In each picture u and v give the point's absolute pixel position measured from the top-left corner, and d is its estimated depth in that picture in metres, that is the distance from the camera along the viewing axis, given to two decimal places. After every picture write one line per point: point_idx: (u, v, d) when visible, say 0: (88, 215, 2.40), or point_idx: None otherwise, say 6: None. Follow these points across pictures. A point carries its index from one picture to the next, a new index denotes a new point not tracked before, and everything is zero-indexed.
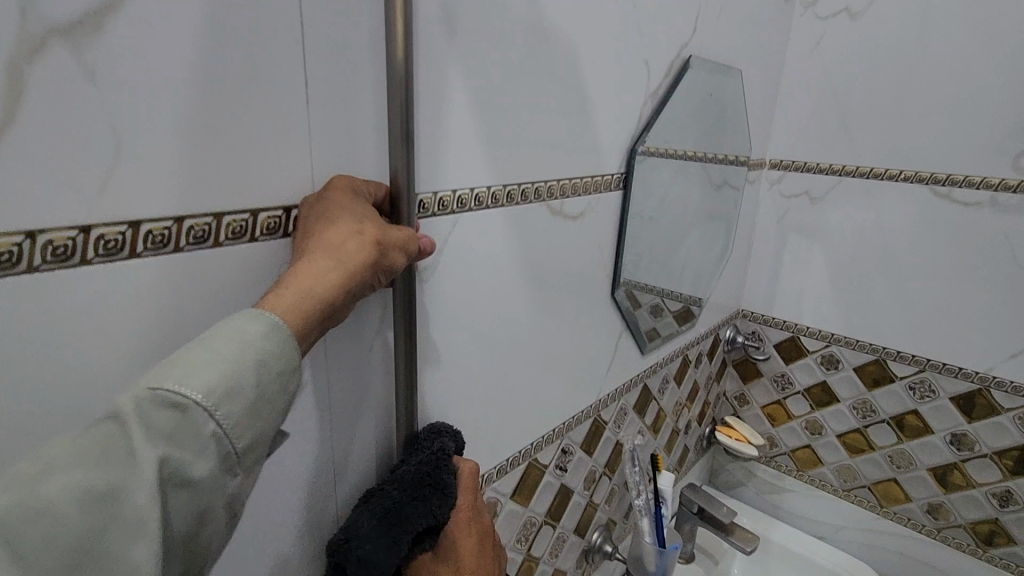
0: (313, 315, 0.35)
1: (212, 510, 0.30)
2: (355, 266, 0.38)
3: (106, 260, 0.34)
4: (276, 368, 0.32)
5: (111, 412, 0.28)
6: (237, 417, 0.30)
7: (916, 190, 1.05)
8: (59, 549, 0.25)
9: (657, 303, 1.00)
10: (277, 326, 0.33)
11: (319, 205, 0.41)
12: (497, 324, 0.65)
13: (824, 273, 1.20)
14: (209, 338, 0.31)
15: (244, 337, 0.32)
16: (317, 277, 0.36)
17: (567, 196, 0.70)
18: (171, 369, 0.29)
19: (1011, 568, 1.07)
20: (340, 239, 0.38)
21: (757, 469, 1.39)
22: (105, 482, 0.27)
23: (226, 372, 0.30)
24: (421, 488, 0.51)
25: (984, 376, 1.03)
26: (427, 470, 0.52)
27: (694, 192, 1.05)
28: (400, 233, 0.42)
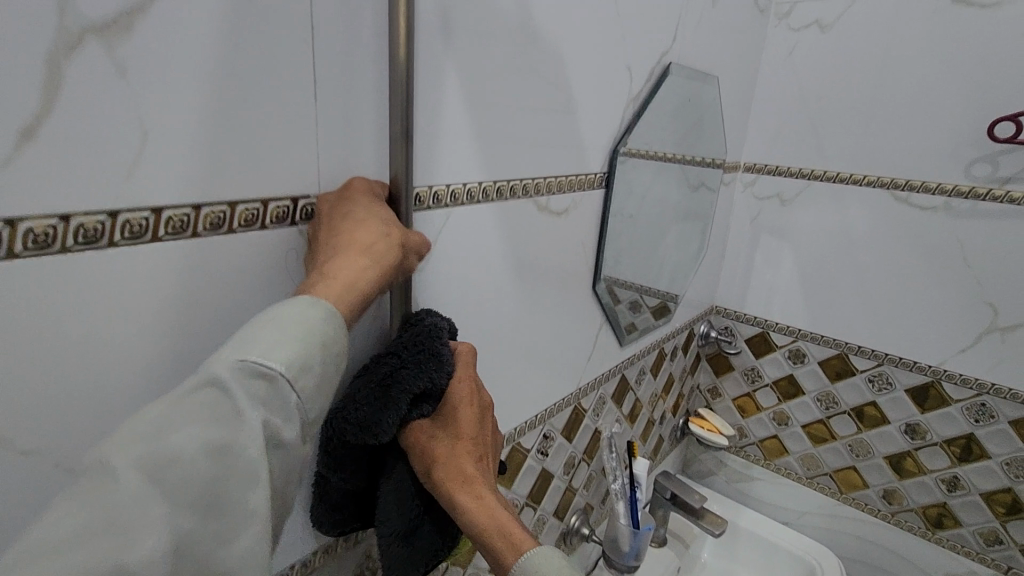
0: (355, 306, 0.41)
1: (293, 469, 0.37)
2: (385, 264, 0.44)
3: (131, 243, 0.36)
4: (331, 350, 0.39)
5: (211, 380, 0.33)
6: (309, 391, 0.37)
7: (878, 194, 1.12)
8: (194, 490, 0.31)
9: (635, 297, 1.05)
10: (333, 313, 0.39)
11: (344, 204, 0.45)
12: (485, 312, 0.68)
13: (793, 271, 1.26)
14: (273, 318, 0.37)
15: (307, 319, 0.38)
16: (356, 275, 0.42)
17: (552, 193, 0.73)
18: (252, 347, 0.35)
19: (957, 548, 1.15)
20: (372, 239, 0.44)
21: (727, 459, 1.45)
22: (221, 435, 0.32)
23: (299, 349, 0.36)
24: (416, 354, 0.50)
25: (936, 369, 1.10)
26: (422, 340, 0.51)
27: (672, 192, 1.10)
28: (415, 236, 0.48)
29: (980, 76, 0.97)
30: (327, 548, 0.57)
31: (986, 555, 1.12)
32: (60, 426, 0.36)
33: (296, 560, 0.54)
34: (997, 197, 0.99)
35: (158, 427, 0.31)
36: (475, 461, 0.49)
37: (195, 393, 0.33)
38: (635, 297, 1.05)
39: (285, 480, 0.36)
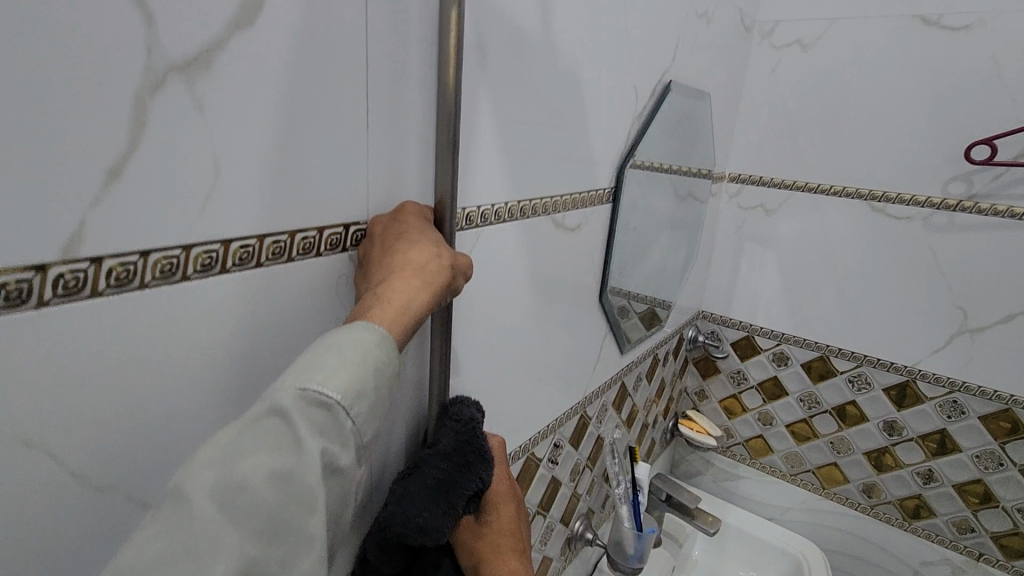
0: (410, 329, 0.40)
1: (350, 496, 0.34)
2: (438, 285, 0.43)
3: (201, 276, 0.36)
4: (387, 371, 0.37)
5: (271, 407, 0.32)
6: (365, 414, 0.34)
7: (857, 205, 1.18)
8: (256, 518, 0.30)
9: (624, 304, 1.06)
10: (387, 337, 0.37)
11: (396, 226, 0.46)
12: (507, 327, 0.70)
13: (776, 277, 1.32)
14: (329, 344, 0.35)
15: (365, 343, 0.36)
16: (410, 295, 0.40)
17: (567, 210, 0.75)
18: (311, 373, 0.33)
19: (932, 537, 1.22)
20: (422, 260, 0.43)
21: (714, 459, 1.50)
22: (282, 462, 0.31)
23: (356, 374, 0.34)
24: (464, 455, 0.51)
25: (912, 369, 1.17)
26: (467, 437, 0.52)
27: (664, 202, 1.13)
28: (463, 258, 0.48)
29: (950, 95, 1.04)
30: None
31: (959, 543, 1.19)
32: (126, 458, 0.36)
33: None
34: (966, 208, 1.06)
35: (226, 454, 0.31)
36: (519, 560, 0.54)
37: (256, 421, 0.32)
38: (627, 303, 1.07)
39: (342, 505, 0.34)
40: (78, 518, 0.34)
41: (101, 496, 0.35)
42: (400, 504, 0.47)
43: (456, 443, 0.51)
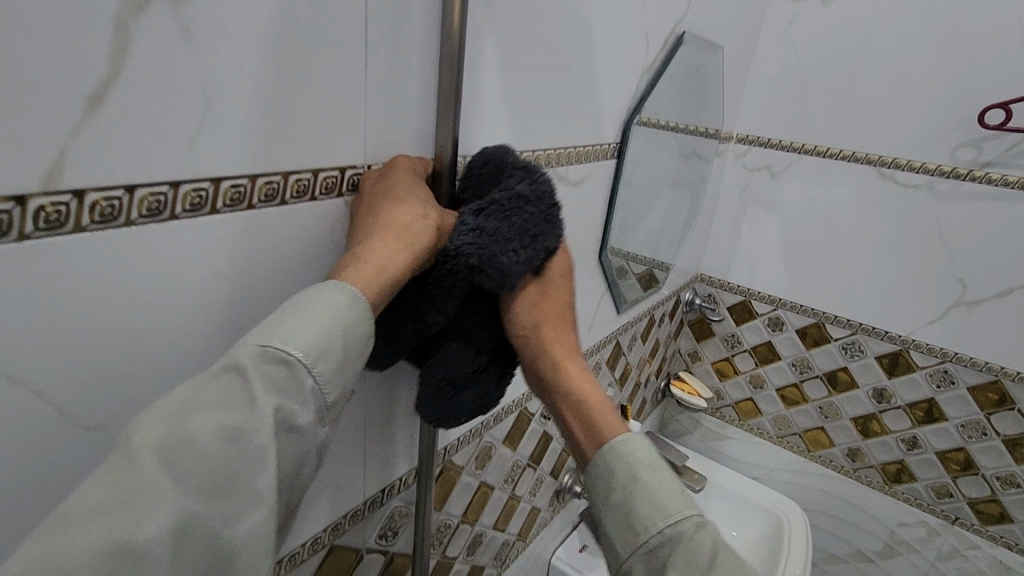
0: (385, 290, 0.40)
1: (309, 454, 0.35)
2: (419, 246, 0.43)
3: (191, 215, 0.35)
4: (357, 334, 0.37)
5: (229, 365, 0.32)
6: (327, 375, 0.35)
7: (865, 171, 1.16)
8: (203, 475, 0.29)
9: (623, 265, 1.05)
10: (357, 297, 0.37)
11: (384, 180, 0.44)
12: None
13: (777, 241, 1.30)
14: (302, 305, 0.35)
15: (334, 305, 0.36)
16: (389, 255, 0.40)
17: (570, 163, 0.73)
18: (275, 331, 0.33)
19: (911, 500, 1.25)
20: (408, 221, 0.42)
21: (703, 419, 1.52)
22: (235, 419, 0.31)
23: (322, 336, 0.34)
24: (547, 208, 0.48)
25: (905, 338, 1.18)
26: (544, 190, 0.48)
27: (668, 161, 1.11)
28: (450, 219, 0.47)
29: (972, 59, 1.01)
30: (353, 513, 0.58)
31: (936, 507, 1.22)
32: (113, 397, 0.36)
33: (327, 524, 0.55)
34: (976, 177, 1.04)
35: (180, 410, 0.30)
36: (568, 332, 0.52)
37: (213, 380, 0.31)
38: (625, 263, 1.05)
39: (300, 463, 0.34)
40: (62, 454, 0.34)
41: (86, 437, 0.35)
42: (484, 236, 0.45)
43: (534, 190, 0.47)
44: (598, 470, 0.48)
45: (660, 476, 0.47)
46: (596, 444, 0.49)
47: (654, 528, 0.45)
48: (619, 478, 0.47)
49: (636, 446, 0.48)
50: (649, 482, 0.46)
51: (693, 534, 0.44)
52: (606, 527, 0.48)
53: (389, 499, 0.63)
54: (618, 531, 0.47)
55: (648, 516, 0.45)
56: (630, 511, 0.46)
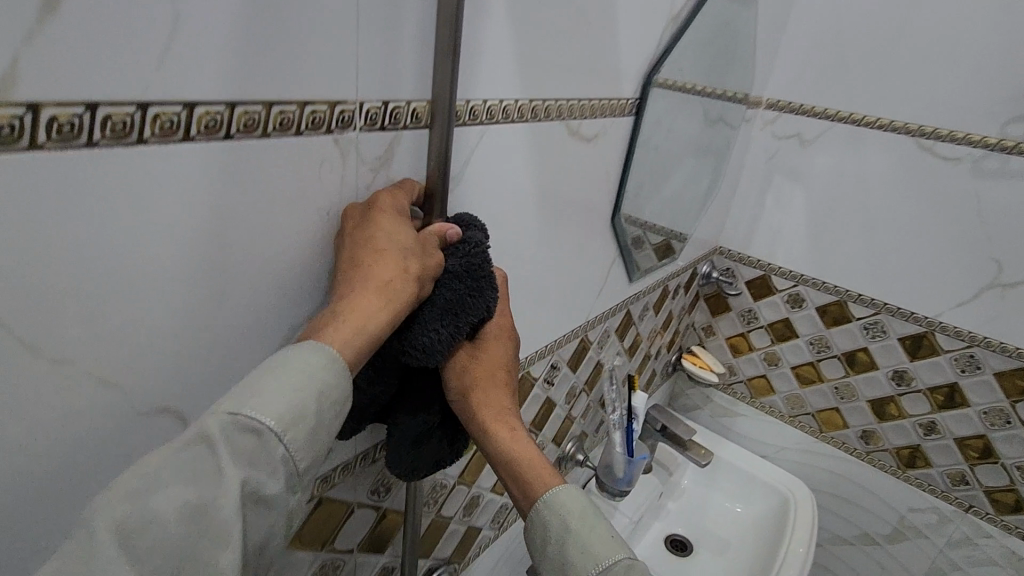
0: (366, 350, 0.40)
1: (280, 525, 0.35)
2: (402, 300, 0.42)
3: (161, 141, 0.33)
4: (334, 395, 0.37)
5: (200, 435, 0.33)
6: (300, 443, 0.35)
7: (903, 142, 1.09)
8: (162, 553, 0.30)
9: (640, 234, 1.01)
10: (334, 359, 0.37)
11: (367, 223, 0.44)
12: (510, 239, 0.66)
13: (803, 215, 1.25)
14: (277, 368, 0.36)
15: (309, 370, 0.36)
16: (369, 314, 0.40)
17: (584, 117, 0.69)
18: (247, 399, 0.34)
19: (924, 486, 1.22)
20: (388, 278, 0.42)
21: (714, 395, 1.49)
22: (198, 495, 0.32)
23: (294, 404, 0.35)
24: (474, 280, 0.49)
25: (932, 320, 1.13)
26: (476, 260, 0.49)
27: (692, 126, 1.06)
28: (434, 259, 0.46)
29: None
30: (344, 467, 0.57)
31: (951, 494, 1.19)
32: (84, 332, 0.34)
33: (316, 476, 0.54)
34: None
35: (148, 483, 0.31)
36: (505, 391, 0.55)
37: (183, 450, 0.32)
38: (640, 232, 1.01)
39: (271, 534, 0.35)
40: (32, 388, 0.33)
41: (60, 373, 0.34)
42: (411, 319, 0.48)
43: (463, 265, 0.49)
44: (533, 523, 0.52)
45: (591, 526, 0.50)
46: (529, 498, 0.53)
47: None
48: (552, 529, 0.51)
49: (567, 500, 0.51)
50: (579, 532, 0.50)
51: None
52: (544, 575, 0.52)
53: (382, 456, 0.62)
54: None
55: (581, 566, 0.49)
56: (561, 560, 0.50)
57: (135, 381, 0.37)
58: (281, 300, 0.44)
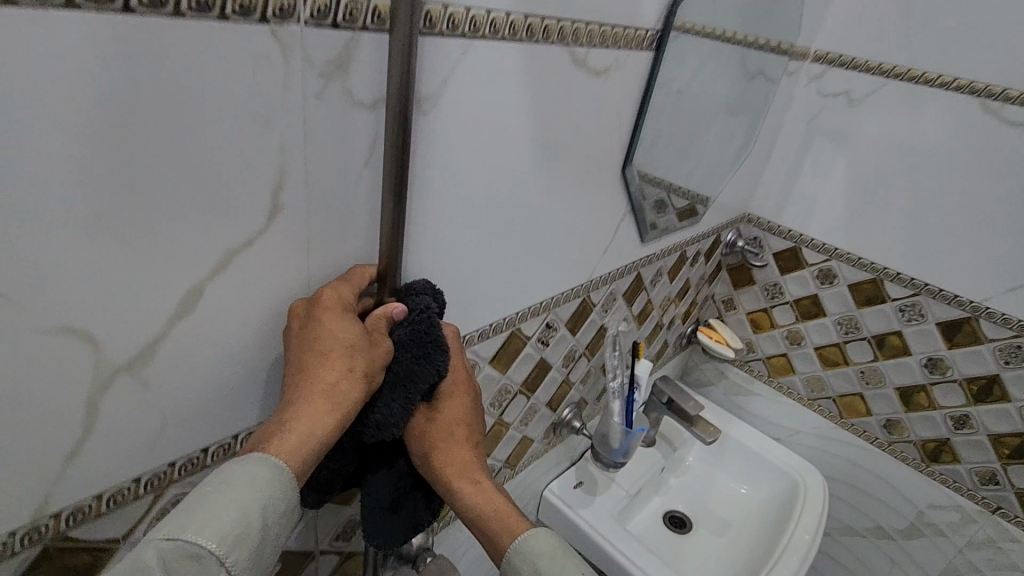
0: (314, 457, 0.41)
1: None
2: (350, 403, 0.43)
3: (36, 5, 0.28)
4: (281, 505, 0.39)
5: (140, 560, 0.33)
6: (243, 562, 0.36)
7: (965, 103, 0.97)
8: None
9: (661, 197, 0.97)
10: (282, 471, 0.39)
11: (310, 325, 0.44)
12: (500, 179, 0.59)
13: (843, 183, 1.14)
14: (219, 486, 0.37)
15: (255, 484, 0.38)
16: (315, 422, 0.42)
17: (594, 45, 0.61)
18: (189, 522, 0.35)
19: (948, 483, 1.13)
20: (332, 383, 0.43)
21: (729, 371, 1.41)
22: None
23: (238, 524, 0.36)
24: (423, 347, 0.50)
25: (977, 306, 1.03)
26: (422, 329, 0.50)
27: (722, 84, 1.02)
28: (381, 351, 0.47)
29: None
30: None
31: (977, 493, 1.10)
32: None
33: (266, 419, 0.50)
34: None
35: None
36: (467, 447, 0.56)
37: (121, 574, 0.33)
38: (664, 195, 0.98)
39: None
40: None
41: None
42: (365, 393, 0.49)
43: (411, 336, 0.49)
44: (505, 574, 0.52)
45: (563, 566, 0.50)
46: (499, 551, 0.53)
47: None
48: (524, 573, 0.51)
49: (537, 544, 0.52)
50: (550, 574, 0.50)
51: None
52: None
53: None
54: None
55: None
56: None
57: (31, 300, 0.32)
58: (216, 221, 0.38)
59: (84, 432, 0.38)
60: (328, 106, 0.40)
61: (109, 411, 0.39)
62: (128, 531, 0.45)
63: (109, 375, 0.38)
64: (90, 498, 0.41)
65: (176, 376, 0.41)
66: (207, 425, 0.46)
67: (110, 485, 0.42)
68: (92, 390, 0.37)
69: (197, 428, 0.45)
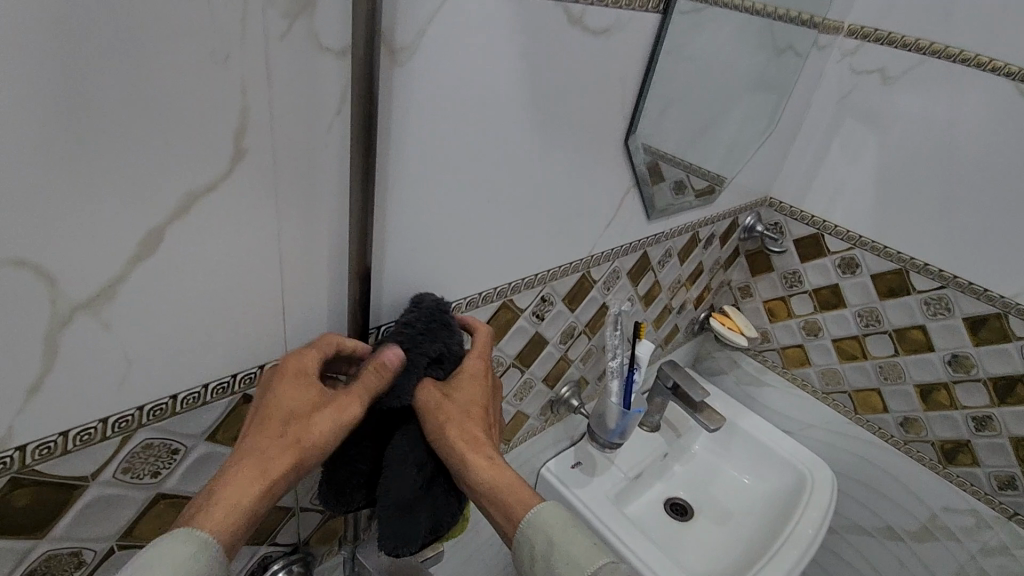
0: (237, 527, 0.43)
1: None
2: (273, 475, 0.45)
3: None
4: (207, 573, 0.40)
5: None
6: None
7: (1008, 83, 0.90)
8: None
9: (680, 178, 0.97)
10: (203, 542, 0.40)
11: (267, 394, 0.49)
12: (487, 141, 0.58)
13: (872, 166, 1.08)
14: (147, 561, 0.38)
15: (178, 557, 0.39)
16: (239, 490, 0.43)
17: (591, 4, 0.58)
18: None
19: (965, 486, 1.08)
20: (264, 452, 0.46)
21: (742, 360, 1.37)
22: None
23: None
24: (432, 323, 0.57)
25: (1007, 302, 0.96)
26: (433, 310, 0.57)
27: (740, 58, 0.97)
28: (323, 418, 0.48)
29: None
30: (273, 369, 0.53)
31: (994, 498, 1.05)
32: None
33: (237, 370, 0.50)
34: None
35: None
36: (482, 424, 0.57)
37: None
38: (683, 176, 0.97)
39: None
40: None
41: None
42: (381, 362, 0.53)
43: (422, 313, 0.57)
44: (520, 548, 0.52)
45: (573, 537, 0.51)
46: (514, 523, 0.53)
47: None
48: (540, 546, 0.51)
49: (548, 517, 0.52)
50: (565, 544, 0.50)
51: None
52: None
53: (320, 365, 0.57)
54: None
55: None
56: None
57: None
58: (173, 163, 0.38)
59: (43, 369, 0.39)
60: (292, 49, 0.39)
61: (69, 350, 0.39)
62: (97, 470, 0.46)
63: (67, 314, 0.38)
64: (54, 435, 0.41)
65: (139, 320, 0.42)
66: (174, 372, 0.46)
67: (75, 426, 0.42)
68: (51, 327, 0.38)
69: (164, 375, 0.45)
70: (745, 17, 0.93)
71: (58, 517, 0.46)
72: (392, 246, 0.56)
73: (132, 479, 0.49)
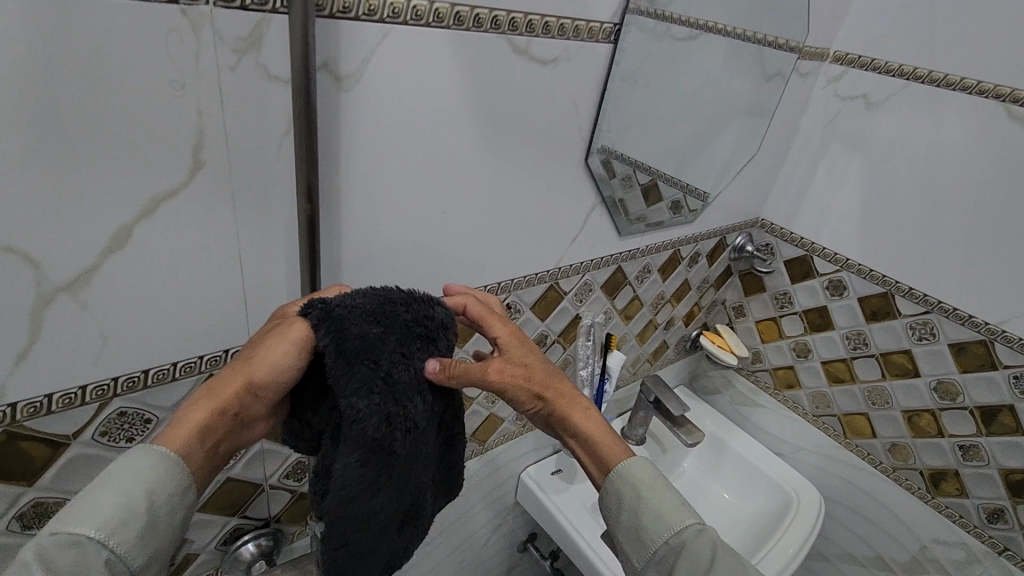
0: (188, 439, 0.46)
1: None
2: (223, 394, 0.48)
3: None
4: (170, 486, 0.44)
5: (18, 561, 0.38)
6: (127, 543, 0.41)
7: (987, 108, 0.90)
8: None
9: (678, 198, 1.04)
10: (159, 456, 0.44)
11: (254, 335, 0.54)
12: (436, 158, 0.64)
13: (857, 190, 1.09)
14: (112, 476, 0.42)
15: (136, 471, 0.43)
16: (193, 408, 0.47)
17: (537, 35, 0.64)
18: (71, 518, 0.40)
19: (954, 517, 1.05)
20: (219, 377, 0.49)
21: (736, 380, 1.38)
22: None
23: (119, 510, 0.41)
24: (412, 331, 0.52)
25: (992, 328, 0.95)
26: (416, 319, 0.52)
27: (721, 83, 1.01)
28: (279, 350, 0.50)
29: None
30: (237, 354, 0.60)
31: (984, 531, 1.02)
32: None
33: (205, 353, 0.58)
34: None
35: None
36: (563, 380, 0.63)
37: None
38: (679, 196, 1.04)
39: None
40: None
41: None
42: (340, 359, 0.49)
43: (410, 318, 0.52)
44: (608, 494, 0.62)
45: (663, 493, 0.60)
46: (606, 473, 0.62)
47: (660, 537, 0.57)
48: (628, 494, 0.60)
49: (638, 470, 0.61)
50: (655, 498, 0.59)
51: (694, 539, 0.56)
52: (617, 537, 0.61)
53: None
54: (625, 534, 0.60)
55: (654, 528, 0.58)
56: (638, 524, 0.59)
57: None
58: (141, 169, 0.46)
59: (31, 338, 0.47)
60: (242, 77, 0.47)
61: (54, 323, 0.47)
62: (78, 430, 0.54)
63: (50, 293, 0.46)
64: (41, 396, 0.49)
65: (114, 301, 0.49)
66: (146, 350, 0.54)
67: (59, 390, 0.50)
68: (37, 304, 0.46)
69: (136, 352, 0.53)
70: (722, 42, 0.96)
71: (45, 469, 0.54)
72: (348, 249, 0.63)
73: (110, 442, 0.57)
